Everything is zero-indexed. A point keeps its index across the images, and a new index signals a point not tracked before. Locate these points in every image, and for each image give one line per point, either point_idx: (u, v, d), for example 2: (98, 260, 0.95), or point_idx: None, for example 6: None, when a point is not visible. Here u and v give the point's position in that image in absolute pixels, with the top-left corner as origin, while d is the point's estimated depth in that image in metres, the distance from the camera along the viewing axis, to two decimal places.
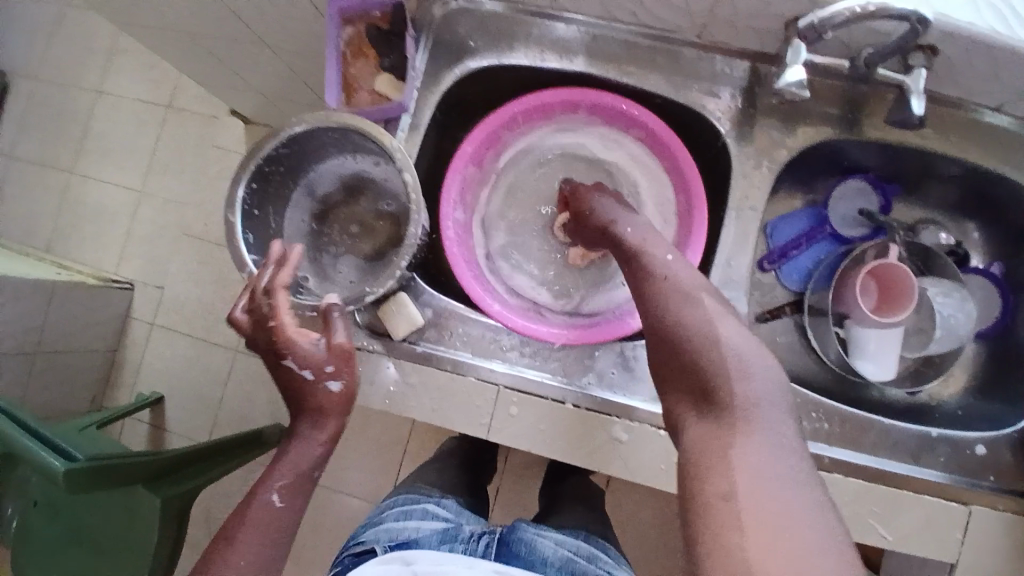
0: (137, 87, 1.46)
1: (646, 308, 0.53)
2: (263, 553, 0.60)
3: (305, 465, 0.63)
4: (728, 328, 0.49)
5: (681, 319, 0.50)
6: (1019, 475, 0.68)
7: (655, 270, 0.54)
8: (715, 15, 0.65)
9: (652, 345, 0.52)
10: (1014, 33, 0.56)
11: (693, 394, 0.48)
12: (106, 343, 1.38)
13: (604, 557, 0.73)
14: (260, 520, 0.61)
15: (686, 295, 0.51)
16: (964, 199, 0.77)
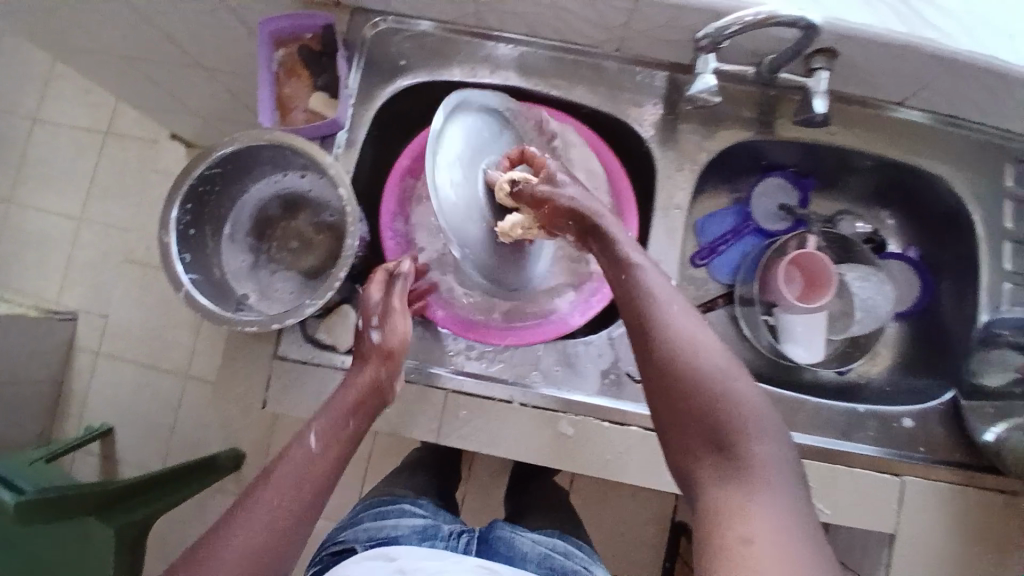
0: (74, 116, 1.44)
1: (651, 341, 0.52)
2: (284, 526, 0.54)
3: (333, 436, 0.59)
4: (743, 381, 0.50)
5: (694, 364, 0.50)
6: (948, 445, 0.72)
7: (660, 303, 0.53)
8: (630, 29, 0.68)
9: (655, 380, 0.51)
10: (905, 30, 0.61)
11: (705, 440, 0.49)
12: (52, 374, 1.35)
13: (580, 553, 0.75)
14: (295, 463, 0.57)
15: (697, 336, 0.51)
16: (878, 188, 0.82)
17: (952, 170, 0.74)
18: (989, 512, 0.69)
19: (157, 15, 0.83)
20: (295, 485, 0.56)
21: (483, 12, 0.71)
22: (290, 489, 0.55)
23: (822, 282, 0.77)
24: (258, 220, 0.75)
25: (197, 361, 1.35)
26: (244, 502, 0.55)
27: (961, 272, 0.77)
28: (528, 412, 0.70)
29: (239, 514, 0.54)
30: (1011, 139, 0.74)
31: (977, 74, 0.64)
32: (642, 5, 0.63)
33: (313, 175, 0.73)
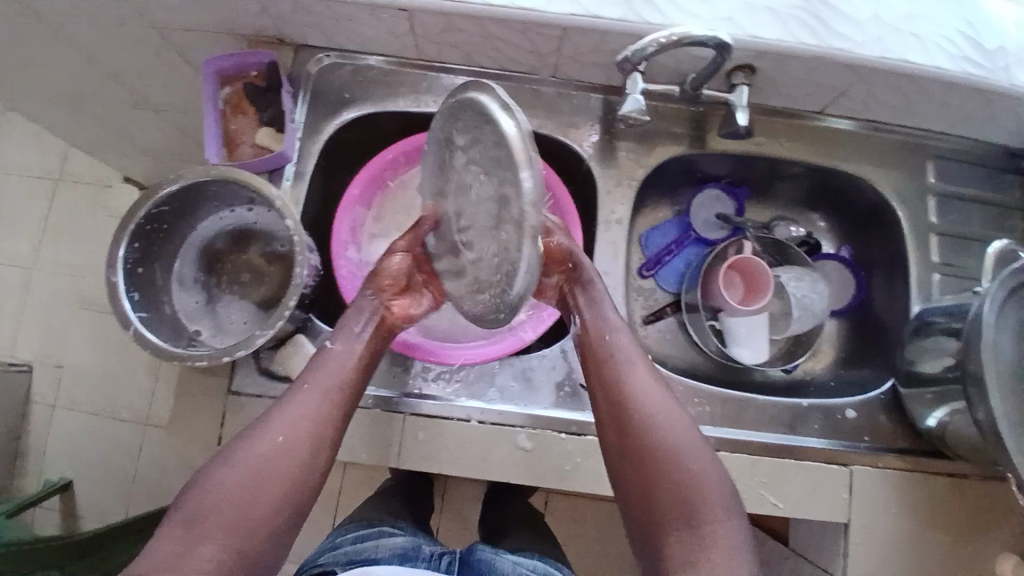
0: (23, 163, 1.42)
1: (627, 417, 0.60)
2: (296, 454, 0.58)
3: (340, 374, 0.62)
4: (710, 465, 0.58)
5: (664, 443, 0.58)
6: (893, 432, 0.75)
7: (638, 383, 0.61)
8: (562, 55, 0.72)
9: (628, 453, 0.59)
10: (817, 42, 0.65)
11: (670, 512, 0.56)
12: (7, 429, 1.31)
13: (559, 574, 0.75)
14: (318, 365, 0.62)
15: (670, 418, 0.60)
16: (810, 193, 0.87)
17: (872, 172, 0.79)
18: (935, 494, 0.72)
19: (102, 60, 0.84)
20: (308, 416, 0.59)
21: (422, 44, 0.74)
22: (303, 419, 0.59)
23: (760, 284, 0.81)
24: (208, 255, 0.76)
25: (157, 405, 1.32)
26: (260, 423, 0.58)
27: (890, 267, 0.81)
28: (485, 428, 0.71)
29: (255, 436, 0.58)
30: (924, 141, 0.80)
31: (883, 82, 0.69)
32: (570, 32, 0.67)
33: (262, 208, 0.75)
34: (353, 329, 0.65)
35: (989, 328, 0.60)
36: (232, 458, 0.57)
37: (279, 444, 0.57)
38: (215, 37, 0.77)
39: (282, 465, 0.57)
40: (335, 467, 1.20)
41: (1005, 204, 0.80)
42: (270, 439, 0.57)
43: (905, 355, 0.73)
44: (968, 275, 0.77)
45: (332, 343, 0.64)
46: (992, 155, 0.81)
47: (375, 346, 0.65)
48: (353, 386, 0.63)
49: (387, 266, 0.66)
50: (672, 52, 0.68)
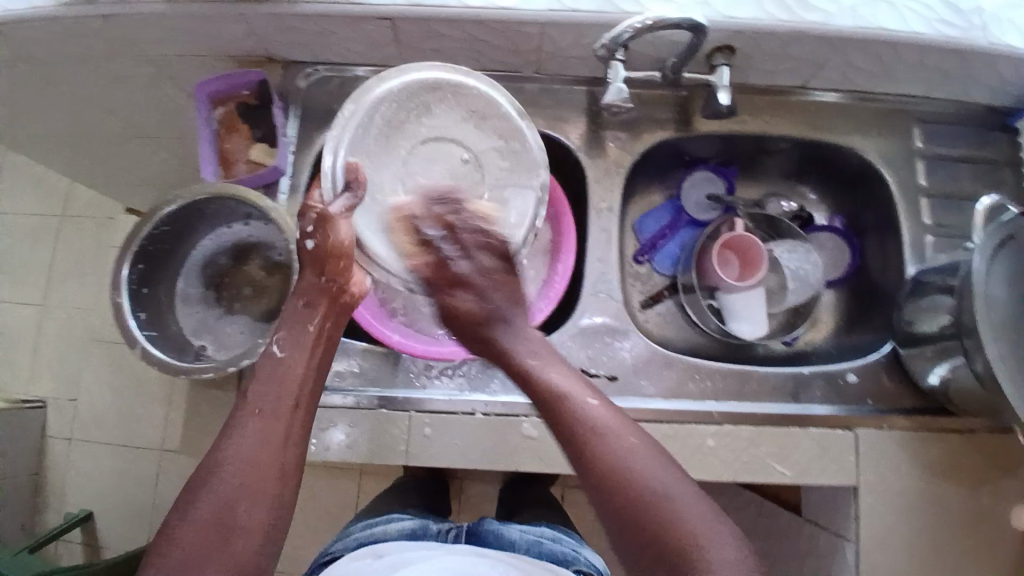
0: (28, 203, 1.45)
1: (590, 463, 0.52)
2: (263, 476, 0.53)
3: (295, 380, 0.57)
4: (690, 500, 0.51)
5: (636, 485, 0.51)
6: (898, 394, 0.76)
7: (585, 426, 0.54)
8: (542, 51, 0.74)
9: (601, 500, 0.52)
10: (788, 17, 0.66)
11: (656, 561, 0.49)
12: (27, 466, 1.32)
13: (568, 538, 0.77)
14: (269, 372, 0.57)
15: (630, 450, 0.53)
16: (797, 167, 0.88)
17: (856, 141, 0.80)
18: (944, 452, 0.73)
19: (97, 94, 0.87)
20: (266, 434, 0.54)
21: (405, 51, 0.76)
22: (259, 439, 0.54)
23: (753, 260, 0.83)
24: (210, 273, 0.78)
25: (172, 431, 1.34)
26: (215, 453, 0.53)
27: (882, 233, 0.82)
28: (491, 420, 0.72)
29: (211, 466, 0.52)
30: (907, 106, 0.81)
31: (857, 52, 0.71)
32: (548, 28, 0.69)
33: (259, 223, 0.76)
34: (306, 329, 0.59)
35: (980, 281, 0.61)
36: (193, 498, 0.52)
37: (241, 469, 0.52)
38: (204, 61, 0.79)
39: (253, 491, 0.52)
40: (353, 477, 1.21)
41: (992, 162, 0.81)
42: (229, 468, 0.52)
43: (904, 316, 0.74)
44: (960, 235, 0.78)
45: (280, 349, 0.58)
46: (974, 115, 0.81)
47: (330, 339, 0.61)
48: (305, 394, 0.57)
49: (337, 235, 0.61)
50: (649, 39, 0.70)
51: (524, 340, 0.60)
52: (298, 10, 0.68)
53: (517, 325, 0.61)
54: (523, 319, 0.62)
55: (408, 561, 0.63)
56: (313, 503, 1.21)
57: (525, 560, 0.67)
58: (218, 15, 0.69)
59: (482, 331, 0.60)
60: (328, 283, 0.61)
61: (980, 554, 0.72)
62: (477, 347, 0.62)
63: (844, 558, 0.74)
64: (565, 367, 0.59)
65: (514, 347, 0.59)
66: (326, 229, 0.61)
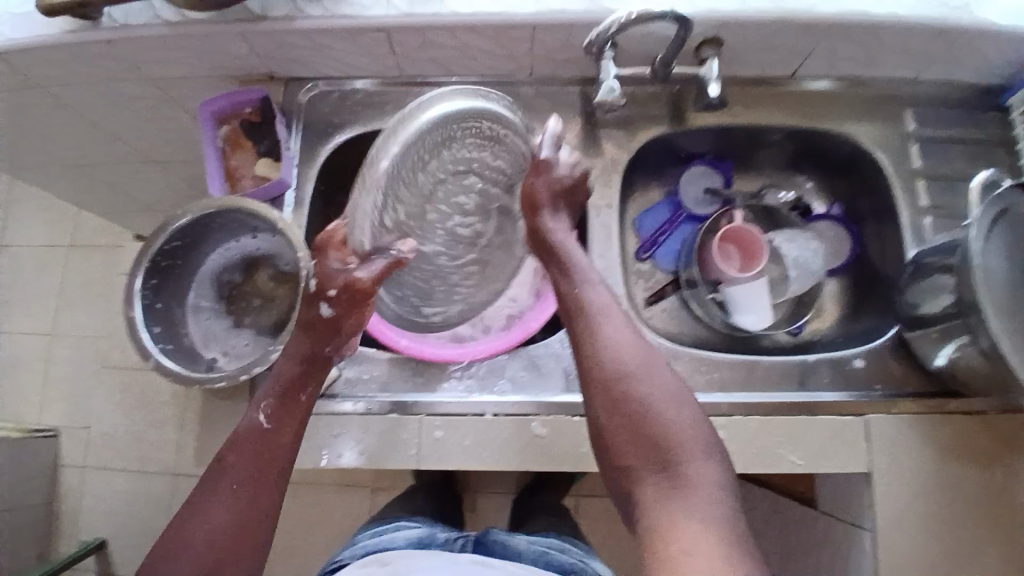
0: (38, 234, 1.48)
1: (595, 361, 0.59)
2: (242, 543, 0.58)
3: (274, 454, 0.61)
4: (684, 408, 0.57)
5: (637, 390, 0.57)
6: (906, 376, 0.76)
7: (601, 325, 0.60)
8: (535, 55, 0.76)
9: (601, 396, 0.58)
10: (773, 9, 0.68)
11: (645, 461, 0.55)
12: (41, 494, 1.32)
13: (577, 549, 0.76)
14: (247, 441, 0.60)
15: (637, 354, 0.58)
16: (792, 158, 0.89)
17: (848, 128, 0.81)
18: (956, 432, 0.73)
19: (105, 119, 0.89)
20: (244, 510, 0.59)
21: (401, 62, 0.78)
22: (231, 519, 0.58)
23: (754, 251, 0.85)
24: (220, 285, 0.79)
25: (184, 454, 1.34)
26: (189, 523, 0.58)
27: (880, 218, 0.83)
28: (501, 420, 0.73)
29: (188, 534, 0.57)
30: (896, 93, 0.82)
31: (843, 39, 0.72)
32: (538, 31, 0.71)
33: (267, 235, 0.78)
34: (297, 401, 0.62)
35: (977, 254, 0.62)
36: (169, 558, 0.56)
37: (224, 530, 0.57)
38: (206, 82, 0.81)
39: (227, 560, 0.57)
40: (367, 492, 1.21)
41: (985, 142, 0.82)
42: (207, 538, 0.57)
43: (907, 298, 0.75)
44: (958, 215, 0.78)
45: (263, 420, 0.61)
46: (964, 97, 0.83)
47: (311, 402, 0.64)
48: (283, 466, 0.62)
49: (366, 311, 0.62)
50: (638, 35, 0.72)
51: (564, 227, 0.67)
52: (296, 25, 0.70)
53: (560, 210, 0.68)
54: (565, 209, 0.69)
55: (412, 568, 0.63)
56: (326, 520, 1.21)
57: (533, 571, 0.66)
58: (219, 34, 0.71)
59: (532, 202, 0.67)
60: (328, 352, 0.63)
61: (1002, 534, 0.71)
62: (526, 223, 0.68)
63: (863, 545, 0.74)
64: (587, 267, 0.65)
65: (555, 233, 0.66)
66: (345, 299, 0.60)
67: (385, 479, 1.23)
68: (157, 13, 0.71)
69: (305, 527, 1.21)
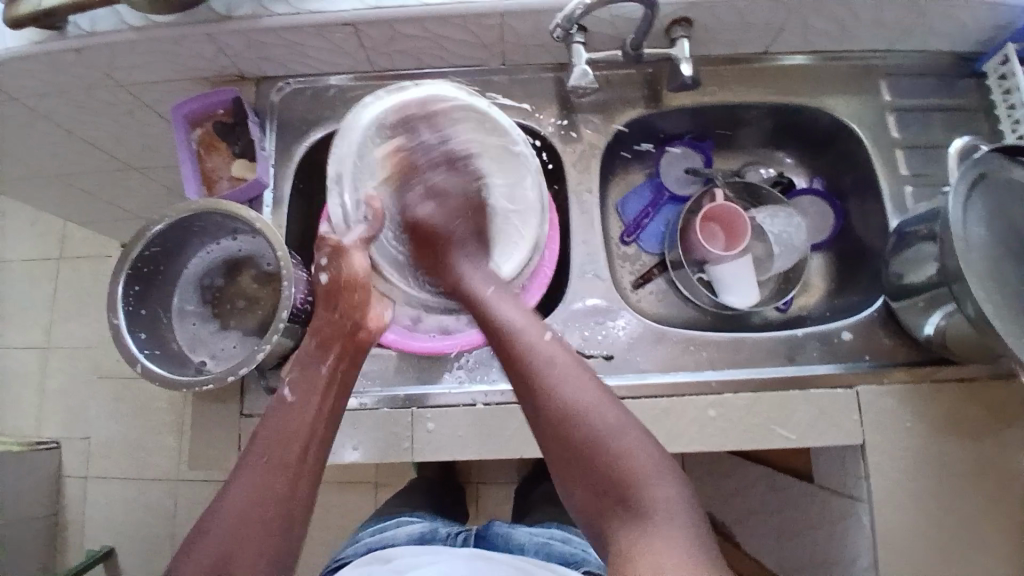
0: (25, 248, 1.47)
1: (541, 399, 0.55)
2: (260, 533, 0.54)
3: (303, 427, 0.58)
4: (636, 435, 0.55)
5: (589, 428, 0.54)
6: (894, 347, 0.76)
7: (541, 361, 0.56)
8: (507, 42, 0.75)
9: (547, 433, 0.55)
10: None
11: (605, 496, 0.53)
12: (46, 506, 1.33)
13: (578, 539, 0.76)
14: (278, 416, 0.58)
15: (584, 390, 0.55)
16: (772, 134, 0.89)
17: (826, 101, 0.81)
18: (947, 399, 0.73)
19: (80, 129, 0.88)
20: (262, 505, 0.55)
21: (373, 56, 0.78)
22: (259, 501, 0.55)
23: (738, 228, 0.84)
24: (204, 289, 0.79)
25: (184, 460, 1.34)
26: (218, 506, 0.56)
27: (863, 190, 0.83)
28: (491, 410, 0.73)
29: (217, 515, 0.55)
30: (873, 63, 0.82)
31: (816, 12, 0.71)
32: (507, 18, 0.70)
33: (248, 236, 0.78)
34: (317, 371, 0.60)
35: (957, 223, 0.61)
36: (201, 539, 0.55)
37: (246, 516, 0.54)
38: (178, 86, 0.80)
39: (246, 546, 0.53)
40: (368, 489, 1.22)
41: (965, 108, 0.81)
42: (232, 522, 0.54)
43: (892, 269, 0.74)
44: (940, 183, 0.78)
45: (289, 392, 0.59)
46: (943, 64, 0.82)
47: (341, 383, 0.61)
48: (317, 444, 0.58)
49: (348, 266, 0.60)
50: (606, 18, 0.71)
51: (482, 270, 0.68)
52: (262, 24, 0.69)
53: (473, 251, 0.70)
54: (478, 249, 0.71)
55: (415, 564, 0.63)
56: (329, 519, 1.21)
57: (535, 563, 0.66)
58: (186, 38, 0.70)
59: (440, 243, 0.69)
60: (342, 319, 0.61)
61: (995, 499, 0.71)
62: (442, 283, 0.69)
63: (859, 517, 0.74)
64: (516, 303, 0.63)
65: (470, 279, 0.66)
66: (332, 252, 0.60)
67: (385, 475, 1.23)
68: (123, 19, 0.70)
69: (308, 526, 1.21)
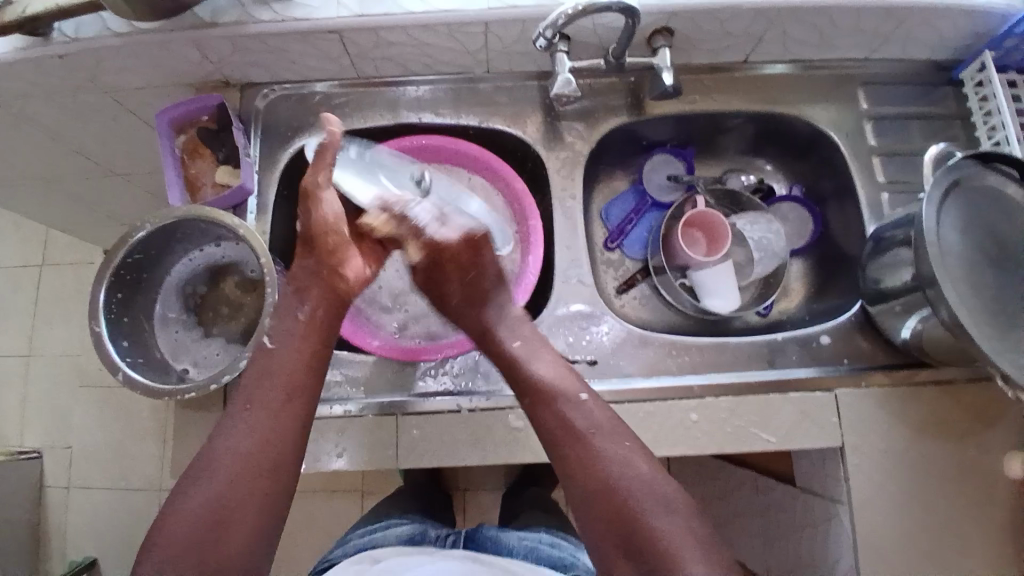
0: (7, 253, 1.45)
1: (584, 463, 0.57)
2: (258, 471, 0.55)
3: (292, 368, 0.59)
4: (681, 517, 0.54)
5: (640, 507, 0.54)
6: (871, 350, 0.77)
7: (583, 430, 0.59)
8: (491, 51, 0.76)
9: (583, 491, 0.56)
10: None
11: (633, 558, 0.53)
12: (27, 516, 1.31)
13: (567, 543, 0.77)
14: (265, 361, 0.60)
15: (629, 462, 0.57)
16: (753, 141, 0.90)
17: (804, 110, 0.83)
18: (924, 401, 0.74)
19: (62, 134, 0.87)
20: (249, 457, 0.55)
21: (359, 63, 0.78)
22: (256, 437, 0.56)
23: (718, 234, 0.86)
24: (186, 296, 0.78)
25: (169, 468, 1.33)
26: (213, 446, 0.56)
27: (841, 196, 0.85)
28: (476, 415, 0.73)
29: (207, 462, 0.55)
30: (849, 73, 0.83)
31: (794, 22, 0.73)
32: (492, 27, 0.71)
33: (232, 243, 0.78)
34: (300, 318, 0.62)
35: (930, 229, 0.63)
36: (188, 490, 0.54)
37: (234, 465, 0.54)
38: (163, 92, 0.80)
39: (241, 492, 0.54)
40: (355, 495, 1.22)
41: (940, 116, 0.83)
42: (222, 471, 0.54)
43: (870, 274, 0.76)
44: (915, 190, 0.80)
45: (271, 341, 0.62)
46: (919, 73, 0.84)
47: (325, 335, 0.63)
48: (306, 391, 0.60)
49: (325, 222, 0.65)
50: (588, 27, 0.72)
51: (511, 324, 0.68)
52: (247, 31, 0.70)
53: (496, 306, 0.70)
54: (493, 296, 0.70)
55: (404, 564, 0.64)
56: (316, 526, 1.21)
57: (523, 565, 0.66)
58: (171, 45, 0.71)
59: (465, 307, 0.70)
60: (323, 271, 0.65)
61: (970, 499, 0.73)
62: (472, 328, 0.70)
63: (839, 518, 0.75)
64: (551, 358, 0.65)
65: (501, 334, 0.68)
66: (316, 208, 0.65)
67: (372, 481, 1.23)
68: (106, 25, 0.70)
69: (295, 533, 1.21)
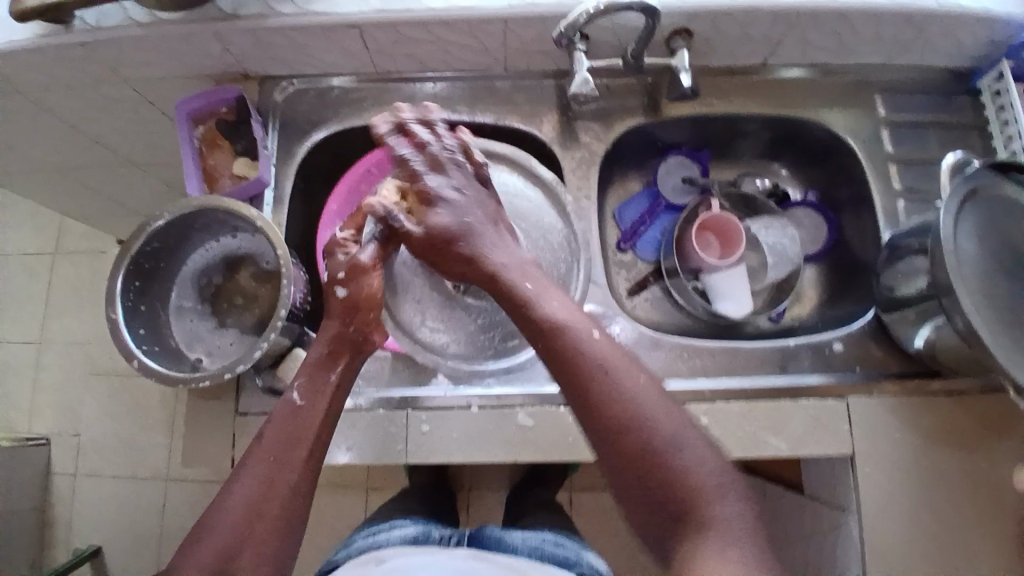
0: (21, 240, 1.47)
1: (603, 404, 0.54)
2: (266, 524, 0.55)
3: (310, 423, 0.60)
4: (704, 450, 0.54)
5: (657, 436, 0.53)
6: (884, 358, 0.77)
7: (595, 365, 0.55)
8: (510, 48, 0.76)
9: (601, 437, 0.54)
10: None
11: (662, 507, 0.52)
12: (33, 502, 1.32)
13: (571, 542, 0.76)
14: (283, 416, 0.60)
15: (644, 397, 0.54)
16: (769, 146, 0.90)
17: (822, 115, 0.82)
18: (936, 411, 0.73)
19: (83, 124, 0.88)
20: (261, 515, 0.55)
21: (378, 58, 0.78)
22: (263, 492, 0.56)
23: (732, 238, 0.86)
24: (202, 286, 0.79)
25: (175, 458, 1.34)
26: (223, 499, 0.57)
27: (857, 204, 0.84)
28: (486, 412, 0.73)
29: (218, 511, 0.56)
30: (869, 79, 0.83)
31: (813, 27, 0.73)
32: (511, 25, 0.71)
33: (248, 234, 0.78)
34: (326, 379, 0.62)
35: (948, 238, 0.62)
36: (200, 543, 0.55)
37: (241, 522, 0.55)
38: (182, 84, 0.81)
39: (252, 543, 0.55)
40: (360, 490, 1.22)
41: (959, 124, 0.82)
42: (231, 522, 0.55)
43: (884, 282, 0.75)
44: (931, 198, 0.79)
45: (299, 397, 0.61)
46: (939, 80, 0.83)
47: (345, 386, 0.63)
48: (316, 448, 0.59)
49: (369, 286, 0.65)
50: (607, 26, 0.73)
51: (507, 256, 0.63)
52: (268, 23, 0.70)
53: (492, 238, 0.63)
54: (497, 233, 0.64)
55: (406, 564, 0.63)
56: (319, 521, 1.21)
57: (526, 564, 0.66)
58: (192, 36, 0.71)
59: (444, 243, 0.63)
60: (355, 333, 0.64)
61: (982, 512, 0.72)
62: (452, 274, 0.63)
63: (848, 528, 0.75)
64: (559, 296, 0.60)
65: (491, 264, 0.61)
66: (355, 268, 0.65)
67: (377, 478, 1.23)
68: (130, 15, 0.71)
69: None
